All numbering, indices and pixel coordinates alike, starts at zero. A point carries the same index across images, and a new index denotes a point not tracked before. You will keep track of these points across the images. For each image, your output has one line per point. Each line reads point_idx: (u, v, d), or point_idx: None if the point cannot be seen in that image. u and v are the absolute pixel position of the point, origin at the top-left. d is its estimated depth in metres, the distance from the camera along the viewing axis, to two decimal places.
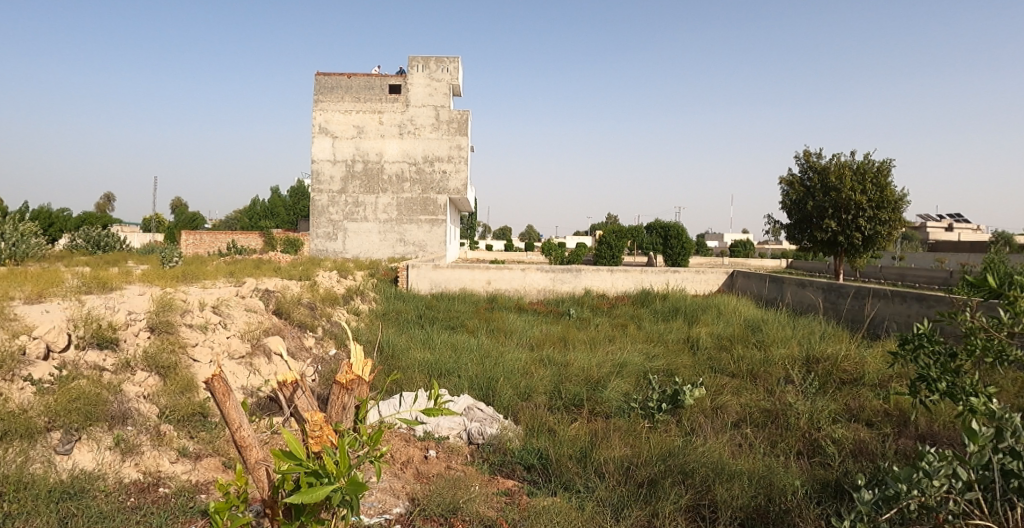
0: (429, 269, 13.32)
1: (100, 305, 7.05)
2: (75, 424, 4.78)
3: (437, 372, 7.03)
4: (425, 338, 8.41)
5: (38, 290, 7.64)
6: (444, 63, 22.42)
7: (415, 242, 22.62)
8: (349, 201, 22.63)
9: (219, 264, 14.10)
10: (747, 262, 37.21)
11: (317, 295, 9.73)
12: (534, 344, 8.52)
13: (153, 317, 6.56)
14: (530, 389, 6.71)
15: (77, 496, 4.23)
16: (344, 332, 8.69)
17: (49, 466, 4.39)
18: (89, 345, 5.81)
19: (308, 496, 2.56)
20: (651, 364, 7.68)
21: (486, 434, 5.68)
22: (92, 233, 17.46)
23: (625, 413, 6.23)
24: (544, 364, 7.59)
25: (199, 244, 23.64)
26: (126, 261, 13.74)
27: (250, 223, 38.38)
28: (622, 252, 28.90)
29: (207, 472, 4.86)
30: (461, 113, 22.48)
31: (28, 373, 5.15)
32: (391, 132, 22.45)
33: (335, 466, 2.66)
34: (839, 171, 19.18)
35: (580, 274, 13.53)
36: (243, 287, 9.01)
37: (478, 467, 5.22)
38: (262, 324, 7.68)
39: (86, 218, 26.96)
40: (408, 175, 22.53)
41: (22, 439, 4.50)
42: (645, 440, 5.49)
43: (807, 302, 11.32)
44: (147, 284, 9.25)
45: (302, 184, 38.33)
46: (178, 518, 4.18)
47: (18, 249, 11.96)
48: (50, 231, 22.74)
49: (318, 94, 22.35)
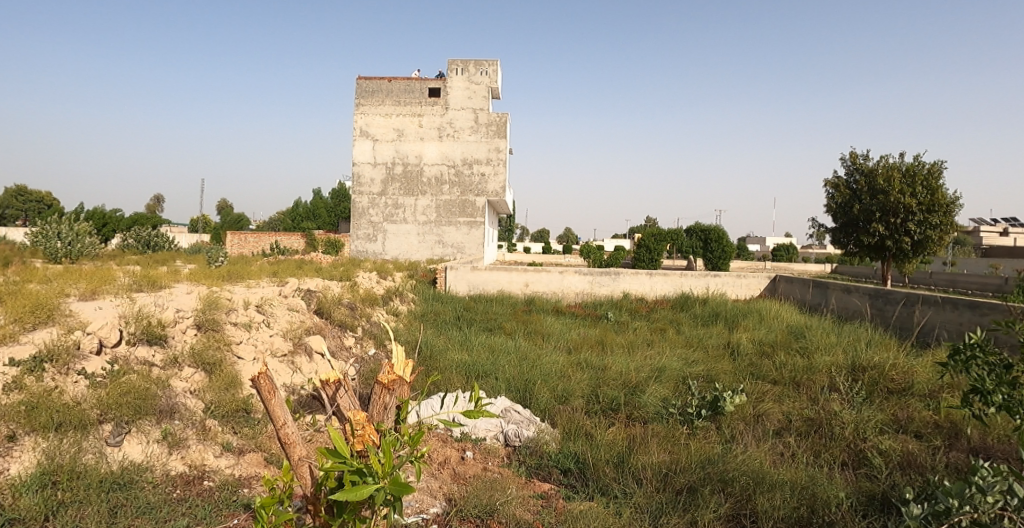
0: (468, 271, 13.41)
1: (151, 303, 7.28)
2: (125, 417, 4.95)
3: (475, 373, 7.03)
4: (464, 340, 8.44)
5: (92, 287, 7.94)
6: (483, 66, 22.46)
7: (454, 244, 22.73)
8: (388, 203, 22.92)
9: (263, 264, 14.34)
10: (791, 267, 36.23)
11: (357, 296, 9.83)
12: (571, 348, 8.45)
13: (199, 315, 6.73)
14: (567, 392, 6.67)
15: (126, 487, 4.38)
16: (383, 332, 8.77)
17: (100, 457, 4.57)
18: (139, 341, 6.01)
19: (353, 494, 2.57)
20: (691, 369, 7.56)
21: (523, 437, 5.67)
22: (142, 232, 18.01)
23: (664, 419, 6.16)
24: (582, 367, 7.52)
25: (243, 244, 24.24)
26: (174, 260, 14.11)
27: (292, 224, 39.04)
28: (662, 256, 28.45)
29: (250, 467, 4.98)
30: (500, 116, 22.47)
31: (82, 367, 5.39)
32: (431, 135, 22.62)
33: (380, 465, 2.66)
34: (888, 173, 18.61)
35: (618, 277, 13.38)
36: (286, 287, 9.17)
37: (514, 469, 5.22)
38: (304, 324, 7.79)
39: (138, 219, 27.99)
40: (447, 178, 22.66)
41: (76, 431, 4.70)
42: (684, 447, 5.42)
43: (852, 308, 11.01)
44: (194, 283, 9.51)
45: (344, 186, 38.88)
46: (221, 511, 4.29)
47: (72, 249, 12.50)
48: (104, 231, 23.70)
49: (359, 98, 22.74)
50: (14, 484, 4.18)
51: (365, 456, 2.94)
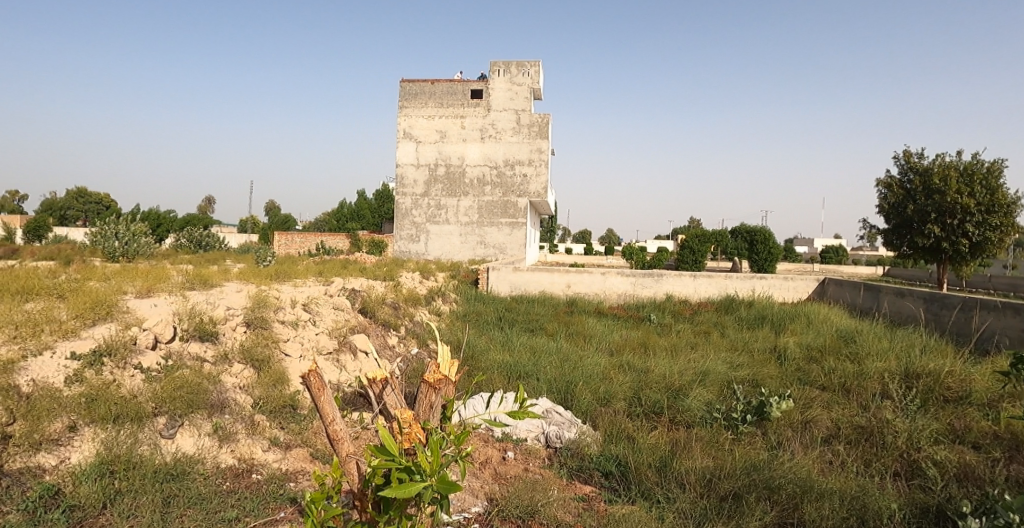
0: (510, 272, 13.44)
1: (203, 301, 7.51)
2: (178, 411, 5.12)
3: (517, 374, 7.04)
4: (505, 340, 8.46)
5: (149, 285, 8.24)
6: (525, 67, 22.47)
7: (495, 245, 22.80)
8: (431, 204, 23.15)
9: (309, 264, 14.66)
10: (840, 269, 35.16)
11: (401, 296, 9.96)
12: (613, 350, 8.38)
13: (249, 313, 6.92)
14: (609, 394, 6.61)
15: (178, 478, 4.53)
16: (426, 331, 8.85)
17: (155, 448, 4.74)
18: (192, 338, 6.20)
19: (402, 491, 2.60)
20: (736, 373, 7.42)
21: (565, 438, 5.64)
22: (194, 233, 18.60)
23: (708, 423, 6.05)
24: (624, 370, 7.45)
25: (290, 244, 24.81)
26: (225, 260, 14.52)
27: (337, 225, 39.77)
28: (706, 258, 27.98)
29: (296, 462, 5.08)
30: (542, 117, 22.44)
31: (138, 362, 5.59)
32: (473, 136, 22.75)
33: (428, 463, 2.69)
34: (944, 172, 17.91)
35: (661, 279, 13.20)
36: (331, 286, 9.35)
37: (556, 471, 5.21)
38: (349, 322, 7.93)
39: (190, 220, 28.93)
40: (489, 179, 22.76)
41: (132, 423, 4.88)
42: (729, 453, 5.32)
43: (906, 312, 10.63)
44: (244, 282, 9.78)
45: (387, 187, 39.43)
46: (269, 504, 4.40)
47: (130, 248, 13.00)
48: (158, 231, 24.58)
49: (402, 100, 23.04)
50: (75, 472, 4.36)
51: (412, 454, 2.96)
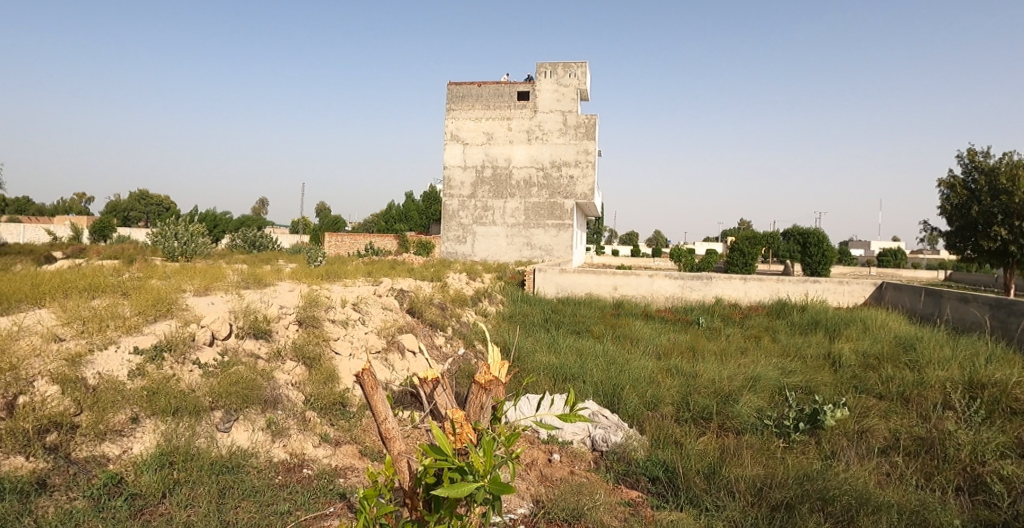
0: (556, 273, 13.42)
1: (258, 299, 7.73)
2: (234, 405, 5.29)
3: (563, 376, 7.01)
4: (551, 342, 8.44)
5: (206, 284, 8.53)
6: (572, 68, 22.38)
7: (542, 246, 22.77)
8: (478, 206, 23.31)
9: (359, 264, 14.95)
10: (899, 272, 33.84)
11: (448, 296, 10.05)
12: (660, 354, 8.26)
13: (301, 312, 7.09)
14: (657, 398, 6.52)
15: (234, 470, 4.67)
16: (473, 332, 8.90)
17: (212, 441, 4.90)
18: (246, 335, 6.40)
19: (453, 491, 2.62)
20: (788, 379, 7.22)
21: (611, 442, 5.58)
22: (248, 233, 19.18)
23: (759, 430, 5.91)
24: (673, 374, 7.34)
25: (340, 245, 25.33)
26: (278, 260, 14.92)
27: (386, 226, 40.40)
28: (757, 260, 27.32)
29: (345, 458, 5.18)
30: (588, 118, 22.32)
31: (196, 357, 5.79)
32: (520, 138, 22.79)
33: (480, 464, 2.70)
34: (1012, 172, 17.06)
35: (710, 282, 12.95)
36: (380, 286, 9.50)
37: (602, 474, 5.17)
38: (397, 322, 8.04)
39: (245, 221, 29.85)
40: (536, 180, 22.76)
41: (191, 416, 5.06)
42: (781, 461, 5.18)
43: (970, 319, 10.14)
44: (296, 281, 10.03)
45: (434, 189, 39.85)
46: (319, 499, 4.50)
47: (188, 248, 13.49)
48: (214, 232, 25.43)
49: (450, 103, 23.27)
50: (137, 462, 4.54)
51: (463, 455, 2.99)
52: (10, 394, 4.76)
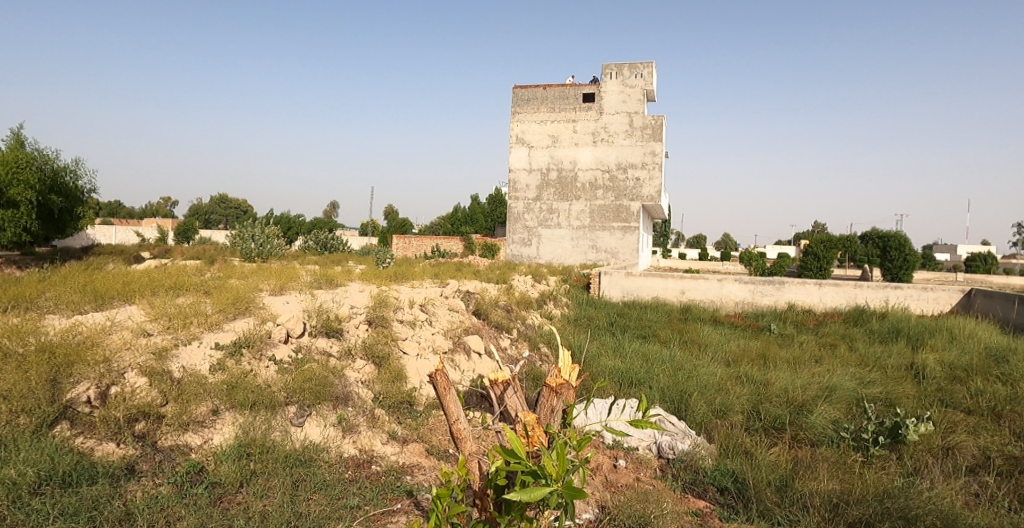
0: (622, 277, 13.28)
1: (330, 299, 7.99)
2: (307, 401, 5.48)
3: (629, 381, 6.93)
4: (617, 346, 8.35)
5: (282, 284, 8.88)
6: (638, 68, 22.07)
7: (608, 249, 22.56)
8: (543, 208, 23.33)
9: (425, 266, 15.23)
10: (992, 279, 31.69)
11: (513, 298, 10.09)
12: (730, 361, 8.03)
13: (371, 312, 7.28)
14: (725, 407, 6.35)
15: (306, 463, 4.85)
16: (538, 335, 8.91)
17: (286, 435, 5.10)
18: (319, 334, 6.62)
19: (528, 494, 2.63)
20: (866, 390, 6.89)
21: (678, 449, 5.47)
22: (320, 235, 19.84)
23: (835, 443, 5.67)
24: (742, 381, 7.13)
25: (407, 247, 25.87)
26: (348, 261, 15.36)
27: (452, 228, 40.97)
28: (832, 264, 26.18)
29: (412, 456, 5.29)
30: (655, 119, 21.95)
31: (272, 353, 6.04)
32: (585, 140, 22.68)
33: (554, 469, 2.71)
34: None
35: (783, 287, 12.50)
36: (447, 288, 9.64)
37: (668, 482, 5.07)
38: (463, 324, 8.14)
39: (318, 223, 30.92)
40: (601, 183, 22.58)
41: (267, 409, 5.28)
42: (858, 476, 4.96)
43: None
44: (365, 282, 10.30)
45: (500, 191, 40.14)
46: (387, 495, 4.61)
47: (264, 249, 14.07)
48: (289, 234, 26.44)
49: (515, 106, 23.41)
50: (216, 453, 4.77)
51: (535, 457, 3.00)
52: (103, 384, 5.09)
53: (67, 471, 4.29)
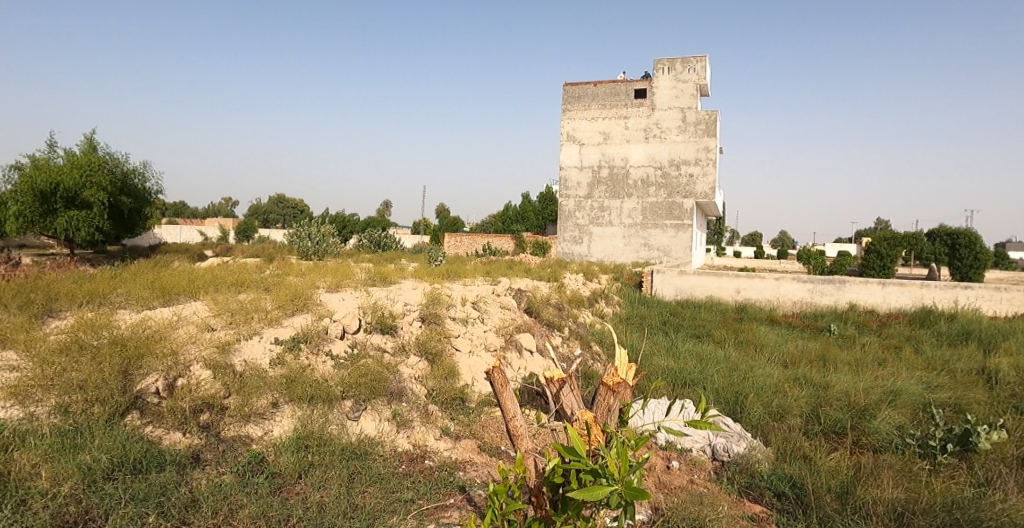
0: (675, 275, 13.09)
1: (384, 296, 8.15)
2: (363, 396, 5.62)
3: (682, 381, 6.83)
4: (670, 345, 8.25)
5: (338, 281, 9.10)
6: (691, 63, 21.66)
7: (660, 247, 22.27)
8: (594, 206, 23.21)
9: (477, 264, 15.35)
10: None
11: (564, 297, 10.08)
12: (787, 362, 7.83)
13: (424, 309, 7.40)
14: (783, 409, 6.19)
15: (362, 457, 4.96)
16: (590, 333, 8.87)
17: (342, 428, 5.23)
18: (374, 330, 6.77)
19: (589, 493, 2.64)
20: (934, 395, 6.61)
21: (733, 452, 5.36)
22: (374, 234, 20.23)
23: (899, 450, 5.47)
24: (800, 384, 6.94)
25: (459, 245, 26.12)
26: (401, 259, 15.61)
27: (503, 227, 41.17)
28: (896, 263, 25.14)
29: (464, 452, 5.36)
30: (709, 114, 21.50)
31: (329, 348, 6.21)
32: (637, 136, 22.42)
33: (616, 468, 2.72)
34: None
35: (844, 286, 12.09)
36: (499, 286, 9.69)
37: (723, 485, 4.99)
38: (515, 321, 8.18)
39: (372, 222, 31.53)
40: (654, 180, 22.29)
41: (324, 404, 5.43)
42: (925, 485, 4.77)
43: None
44: (418, 280, 10.46)
45: (550, 190, 40.07)
46: (440, 490, 4.69)
47: (321, 248, 14.44)
48: (344, 233, 27.06)
49: (566, 104, 23.34)
50: (277, 444, 4.93)
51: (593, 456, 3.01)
52: (170, 377, 5.31)
53: (138, 458, 4.46)
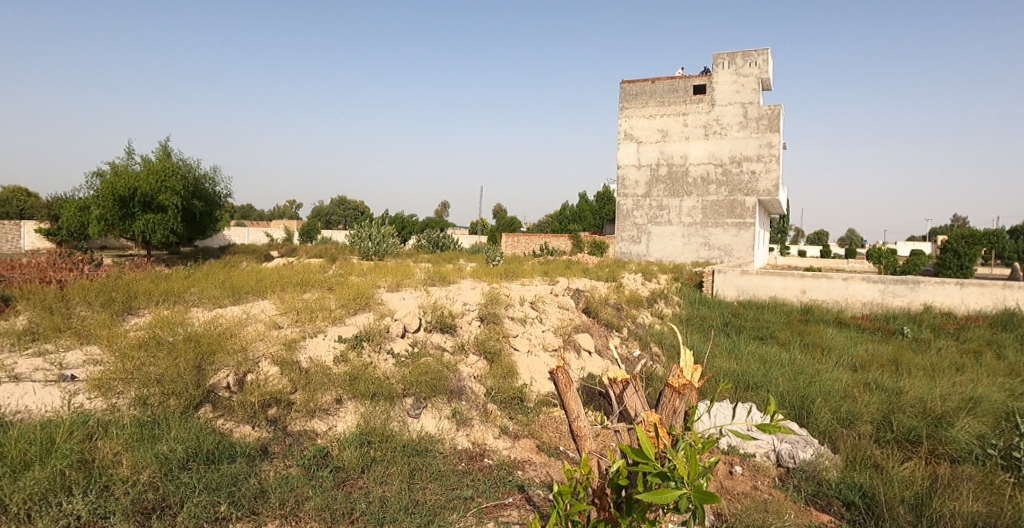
0: (737, 275, 12.79)
1: (444, 296, 8.28)
2: (423, 393, 5.74)
3: (745, 384, 6.68)
4: (732, 347, 8.08)
5: (398, 281, 9.30)
6: (752, 56, 21.08)
7: (721, 247, 21.78)
8: (653, 205, 22.91)
9: (534, 264, 15.38)
10: None
11: (622, 297, 10.00)
12: (857, 366, 7.55)
13: (483, 309, 7.48)
14: (853, 415, 5.98)
15: (422, 454, 5.06)
16: (649, 334, 8.78)
17: (404, 425, 5.35)
18: (434, 329, 6.89)
19: (658, 496, 2.63)
20: (1019, 403, 6.25)
21: (799, 458, 5.21)
22: (432, 234, 20.53)
23: (980, 461, 5.20)
24: (871, 389, 6.68)
25: (516, 245, 26.23)
26: (459, 259, 15.79)
27: (560, 227, 41.07)
28: (976, 262, 23.78)
29: (523, 451, 5.40)
30: (772, 108, 20.88)
31: (390, 347, 6.36)
32: (696, 133, 22.01)
33: (685, 471, 2.70)
34: None
35: (918, 287, 11.54)
36: (557, 286, 9.70)
37: (789, 493, 4.85)
38: (573, 321, 8.18)
39: (430, 223, 32.00)
40: (714, 177, 21.81)
41: (386, 400, 5.57)
42: (1008, 499, 4.52)
43: None
44: (477, 280, 10.57)
45: (607, 188, 39.73)
46: (499, 488, 4.74)
47: (381, 248, 14.75)
48: (403, 233, 27.54)
49: (623, 102, 23.13)
50: (340, 439, 5.08)
51: (659, 458, 3.00)
52: (241, 372, 5.55)
53: (211, 449, 4.67)
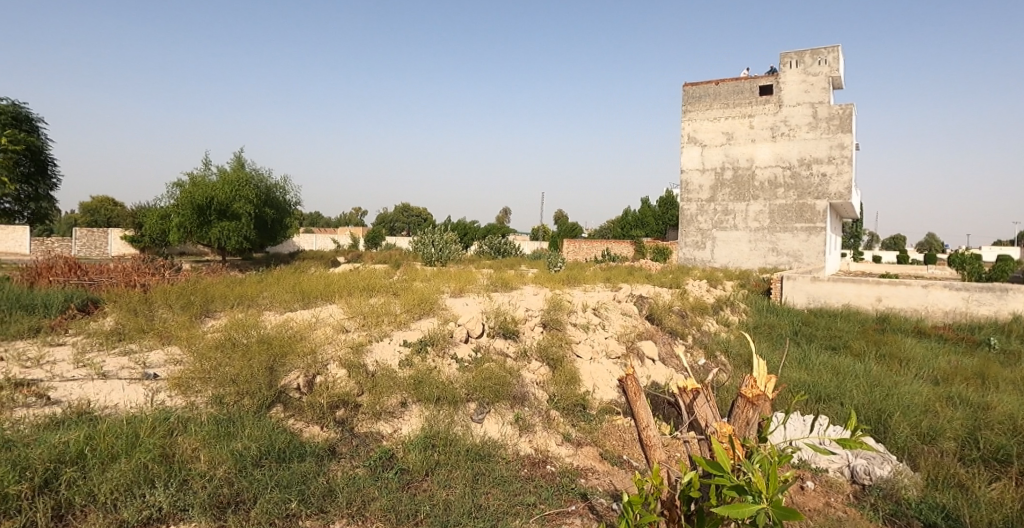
0: (806, 282, 12.34)
1: (506, 302, 8.36)
2: (487, 398, 5.81)
3: (817, 396, 6.47)
4: (802, 357, 7.83)
5: (461, 287, 9.43)
6: (822, 54, 20.37)
7: (789, 252, 21.08)
8: (718, 209, 22.41)
9: (596, 270, 15.27)
10: None
11: (687, 304, 9.84)
12: (939, 379, 7.18)
13: (545, 315, 7.52)
14: (934, 431, 5.70)
15: (485, 458, 5.13)
16: (714, 342, 8.60)
17: (467, 430, 5.44)
18: (497, 335, 6.97)
19: (735, 510, 2.60)
20: None
21: (875, 476, 4.98)
22: (494, 240, 20.68)
23: None
24: (955, 403, 6.35)
25: (577, 251, 26.13)
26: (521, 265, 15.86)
27: (622, 232, 40.60)
28: None
29: (586, 459, 5.40)
30: (843, 108, 20.11)
31: (454, 352, 6.47)
32: (763, 135, 21.42)
33: (763, 486, 2.67)
34: None
35: (1006, 295, 10.87)
36: (620, 293, 9.63)
37: (865, 512, 4.66)
38: (637, 328, 8.11)
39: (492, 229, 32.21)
40: (782, 180, 21.16)
41: (451, 405, 5.68)
42: None
43: None
44: (539, 286, 10.61)
45: (670, 192, 39.05)
46: (561, 496, 4.75)
47: (444, 254, 14.97)
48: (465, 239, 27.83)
49: (686, 104, 22.76)
50: (405, 442, 5.20)
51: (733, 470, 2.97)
52: (310, 374, 5.76)
53: (283, 448, 4.86)
